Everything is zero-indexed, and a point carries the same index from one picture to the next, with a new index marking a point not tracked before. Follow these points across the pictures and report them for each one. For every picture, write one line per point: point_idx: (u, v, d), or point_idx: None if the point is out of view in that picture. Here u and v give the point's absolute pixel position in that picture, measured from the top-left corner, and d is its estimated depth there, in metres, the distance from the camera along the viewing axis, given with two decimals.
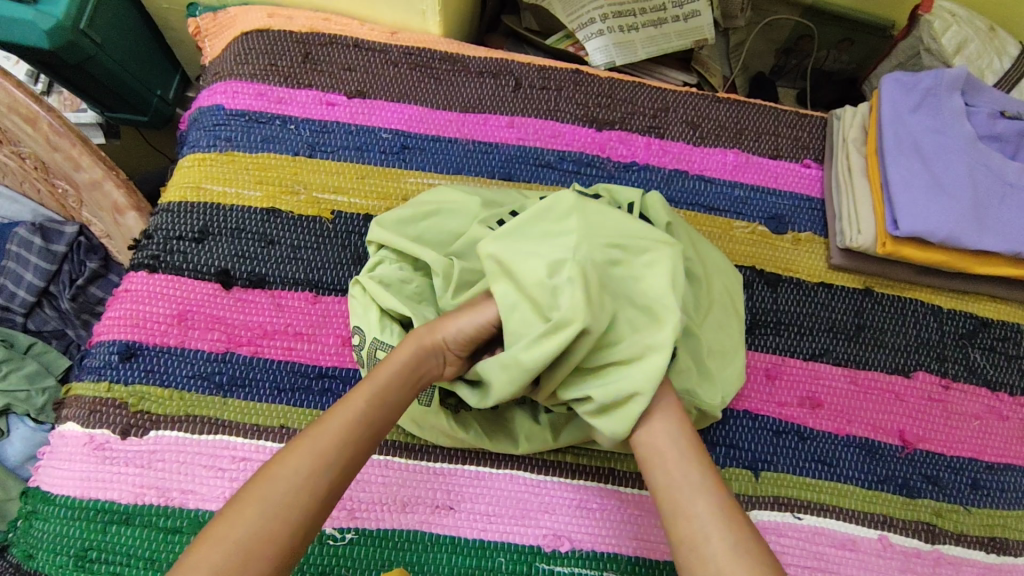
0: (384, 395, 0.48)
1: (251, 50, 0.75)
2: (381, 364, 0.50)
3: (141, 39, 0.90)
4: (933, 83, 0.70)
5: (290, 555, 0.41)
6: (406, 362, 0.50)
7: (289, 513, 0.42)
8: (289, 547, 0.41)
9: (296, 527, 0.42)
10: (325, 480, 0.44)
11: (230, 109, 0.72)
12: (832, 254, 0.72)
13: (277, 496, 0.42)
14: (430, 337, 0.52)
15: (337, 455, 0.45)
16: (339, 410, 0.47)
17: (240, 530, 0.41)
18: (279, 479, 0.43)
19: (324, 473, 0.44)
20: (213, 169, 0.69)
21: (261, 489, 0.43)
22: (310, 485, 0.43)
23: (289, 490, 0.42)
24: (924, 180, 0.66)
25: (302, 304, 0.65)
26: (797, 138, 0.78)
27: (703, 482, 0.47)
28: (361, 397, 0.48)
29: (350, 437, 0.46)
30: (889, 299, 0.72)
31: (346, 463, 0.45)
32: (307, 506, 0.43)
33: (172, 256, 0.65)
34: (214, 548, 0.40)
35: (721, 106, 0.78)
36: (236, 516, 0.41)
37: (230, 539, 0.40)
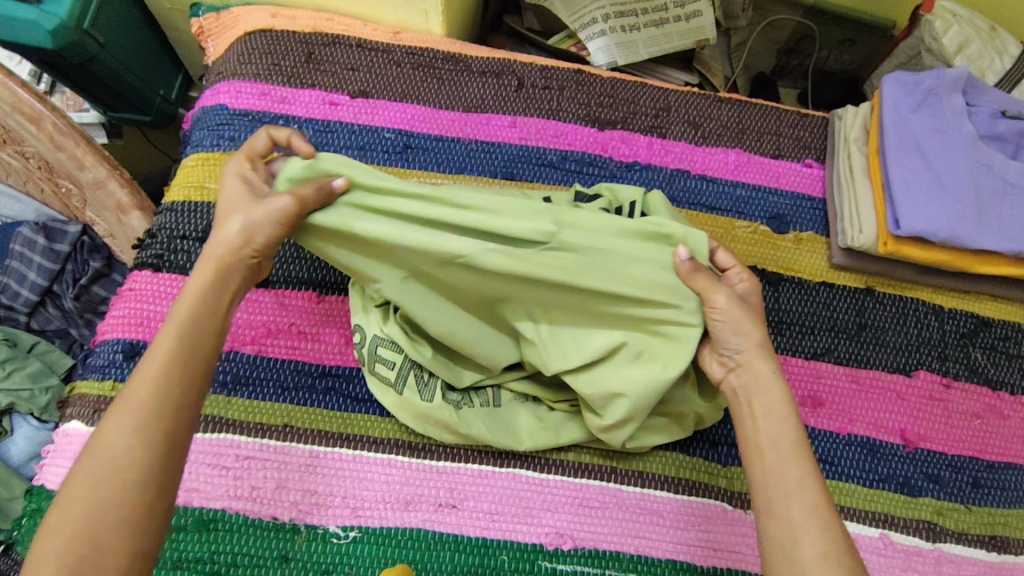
0: (190, 322, 0.48)
1: (254, 50, 0.75)
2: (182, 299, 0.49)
3: (143, 40, 0.90)
4: (935, 83, 0.70)
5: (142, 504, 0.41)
6: (205, 282, 0.50)
7: (119, 475, 0.41)
8: (139, 500, 0.41)
9: (138, 481, 0.42)
10: (155, 421, 0.44)
11: (233, 109, 0.72)
12: (833, 253, 0.72)
13: (106, 464, 0.42)
14: (223, 248, 0.51)
15: (152, 398, 0.44)
16: (149, 355, 0.46)
17: (78, 506, 0.41)
18: (100, 448, 0.42)
19: (142, 426, 0.43)
20: (217, 168, 0.69)
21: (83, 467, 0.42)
22: (140, 443, 0.43)
23: (119, 449, 0.42)
24: (926, 179, 0.66)
25: (305, 304, 0.65)
26: (798, 138, 0.78)
27: (806, 469, 0.46)
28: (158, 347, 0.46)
29: (161, 388, 0.45)
30: (890, 298, 0.72)
31: (170, 411, 0.44)
32: (141, 452, 0.43)
33: (175, 256, 0.65)
34: (55, 537, 0.40)
35: (723, 106, 0.79)
36: (74, 494, 0.41)
37: (73, 519, 0.40)
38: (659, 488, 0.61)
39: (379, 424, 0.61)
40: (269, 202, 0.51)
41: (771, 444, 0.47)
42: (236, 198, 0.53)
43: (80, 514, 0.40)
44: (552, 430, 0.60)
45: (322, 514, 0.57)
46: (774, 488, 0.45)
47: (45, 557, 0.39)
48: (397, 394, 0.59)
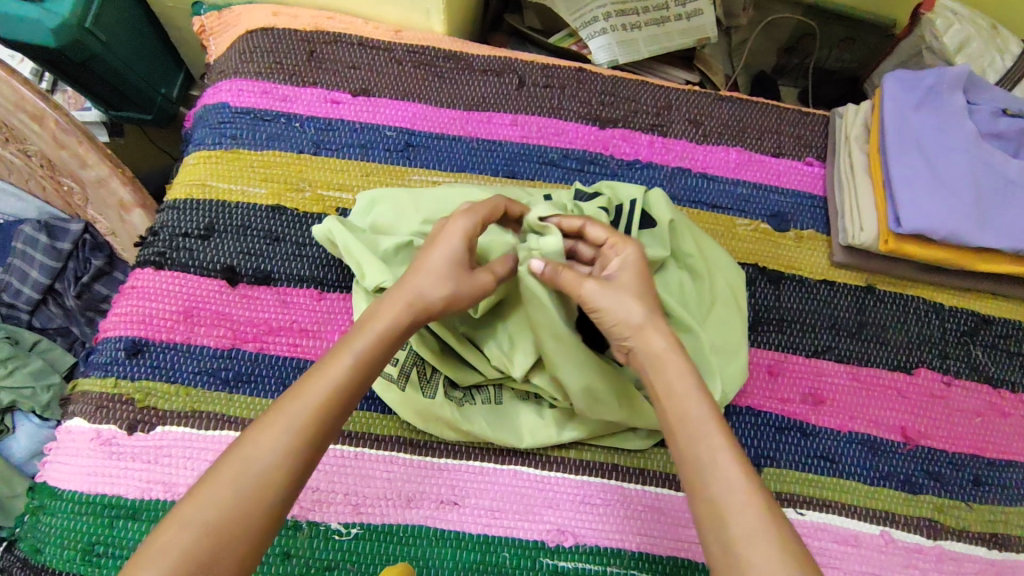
0: (371, 358, 0.46)
1: (255, 49, 0.75)
2: (374, 319, 0.48)
3: (145, 38, 0.90)
4: (936, 81, 0.70)
5: (260, 539, 0.40)
6: (391, 321, 0.48)
7: (251, 495, 0.40)
8: (261, 527, 0.40)
9: (268, 511, 0.40)
10: (299, 455, 0.42)
11: (235, 107, 0.72)
12: (833, 251, 0.72)
13: (247, 478, 0.40)
14: (409, 292, 0.49)
15: (304, 425, 0.43)
16: (319, 377, 0.45)
17: (204, 514, 0.39)
18: (241, 459, 0.41)
19: (288, 449, 0.42)
20: (218, 166, 0.69)
21: (219, 470, 0.40)
22: (282, 467, 0.41)
23: (261, 470, 0.41)
24: (926, 178, 0.66)
25: (307, 301, 0.65)
26: (799, 137, 0.78)
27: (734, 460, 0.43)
28: (336, 368, 0.45)
29: (320, 413, 0.43)
30: (891, 296, 0.72)
31: (316, 442, 0.43)
32: (280, 484, 0.41)
33: (178, 253, 0.65)
34: (169, 542, 0.37)
35: (724, 105, 0.79)
36: (205, 498, 0.39)
37: (196, 524, 0.38)
38: (660, 485, 0.61)
39: (380, 421, 0.61)
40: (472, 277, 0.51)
41: (693, 427, 0.45)
42: (454, 257, 0.51)
43: (203, 522, 0.38)
44: (553, 426, 0.60)
45: (324, 511, 0.57)
46: (704, 484, 0.43)
47: (159, 553, 0.37)
48: (399, 391, 0.59)
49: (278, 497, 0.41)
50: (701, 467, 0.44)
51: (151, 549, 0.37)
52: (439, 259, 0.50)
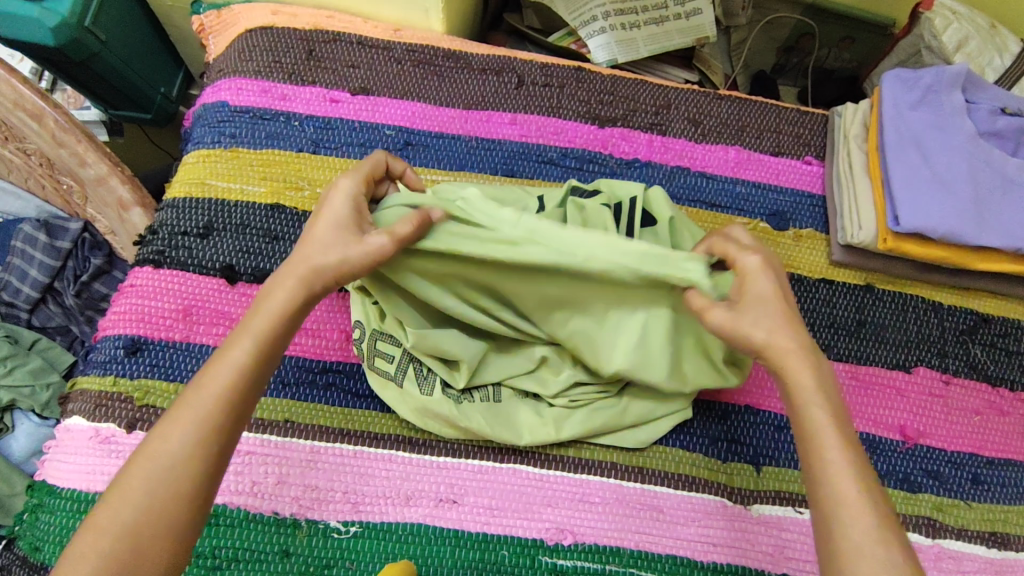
0: (268, 342, 0.47)
1: (255, 48, 0.75)
2: (263, 307, 0.48)
3: (144, 37, 0.90)
4: (934, 80, 0.70)
5: (179, 533, 0.41)
6: (285, 303, 0.48)
7: (159, 490, 0.41)
8: (178, 521, 0.41)
9: (186, 504, 0.42)
10: (207, 447, 0.43)
11: (234, 106, 0.72)
12: (832, 250, 0.72)
13: (155, 475, 0.42)
14: (304, 265, 0.48)
15: (208, 419, 0.44)
16: (218, 368, 0.45)
17: (117, 515, 0.41)
18: (146, 458, 0.42)
19: (189, 441, 0.43)
20: (218, 165, 0.69)
21: (129, 473, 0.42)
22: (184, 458, 0.42)
23: (167, 465, 0.42)
24: (925, 177, 0.66)
25: None
26: (798, 135, 0.78)
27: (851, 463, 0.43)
28: (232, 358, 0.46)
29: (220, 398, 0.44)
30: (890, 295, 0.72)
31: (217, 433, 0.44)
32: (191, 477, 0.42)
33: (177, 251, 0.65)
34: (89, 548, 0.40)
35: (722, 104, 0.79)
36: (117, 501, 0.41)
37: (109, 528, 0.40)
38: (658, 483, 0.61)
39: (379, 420, 0.61)
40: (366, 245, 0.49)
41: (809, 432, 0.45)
42: (341, 225, 0.49)
43: (114, 524, 0.40)
44: (551, 424, 0.60)
45: (323, 509, 0.57)
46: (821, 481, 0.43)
47: (83, 558, 0.39)
48: (398, 387, 0.60)
49: (191, 490, 0.42)
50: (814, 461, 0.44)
51: (73, 553, 0.40)
52: (331, 229, 0.49)
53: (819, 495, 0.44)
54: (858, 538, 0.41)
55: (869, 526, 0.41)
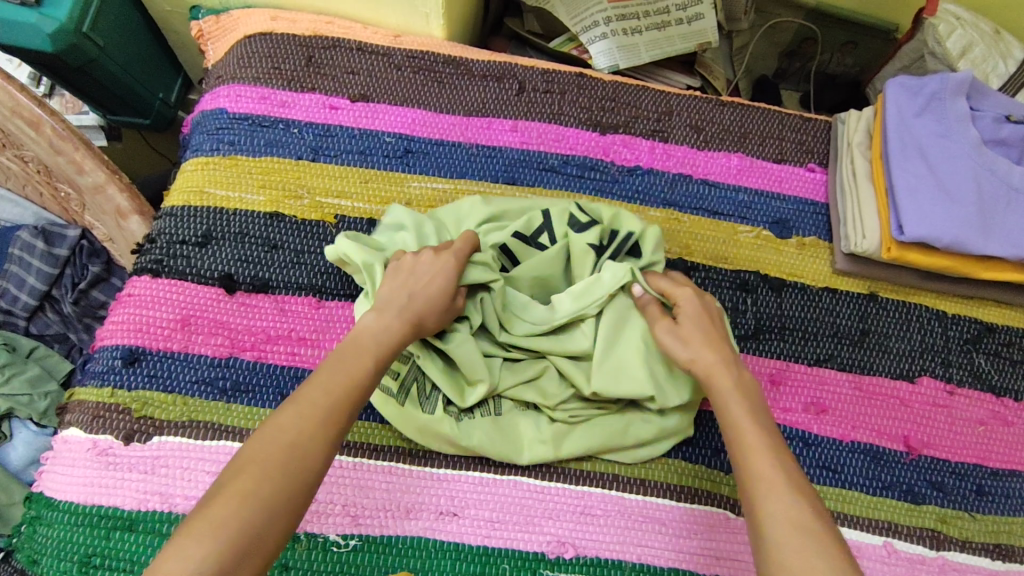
0: (378, 365, 0.51)
1: (254, 54, 0.74)
2: (373, 332, 0.53)
3: (143, 42, 0.89)
4: (939, 87, 0.68)
5: (285, 531, 0.43)
6: (396, 334, 0.53)
7: (277, 491, 0.43)
8: (288, 519, 0.43)
9: (297, 503, 0.44)
10: (320, 455, 0.46)
11: (233, 113, 0.71)
12: (835, 259, 0.72)
13: (283, 476, 0.44)
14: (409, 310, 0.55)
15: (322, 426, 0.46)
16: (335, 379, 0.49)
17: (242, 507, 0.42)
18: (277, 455, 0.44)
19: (317, 448, 0.45)
20: (216, 173, 0.69)
21: (257, 464, 0.44)
22: (310, 464, 0.45)
23: (288, 462, 0.44)
24: (929, 185, 0.65)
25: (305, 309, 0.65)
26: (802, 142, 0.77)
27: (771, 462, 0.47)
28: (350, 376, 0.49)
29: (341, 416, 0.47)
30: (893, 304, 0.72)
31: (330, 442, 0.46)
32: (306, 480, 0.45)
33: (175, 260, 0.65)
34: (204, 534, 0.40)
35: (725, 110, 0.78)
36: (241, 490, 0.42)
37: (229, 515, 0.41)
38: (661, 495, 0.61)
39: (379, 431, 0.61)
40: (454, 305, 0.58)
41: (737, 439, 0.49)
42: (442, 285, 0.57)
43: (241, 511, 0.42)
44: (554, 436, 0.60)
45: (322, 522, 0.57)
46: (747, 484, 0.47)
47: (196, 542, 0.40)
48: (399, 406, 0.59)
49: (304, 492, 0.44)
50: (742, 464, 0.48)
51: (187, 537, 0.40)
52: (434, 287, 0.56)
53: (751, 501, 0.46)
54: (775, 530, 0.44)
55: (794, 529, 0.43)
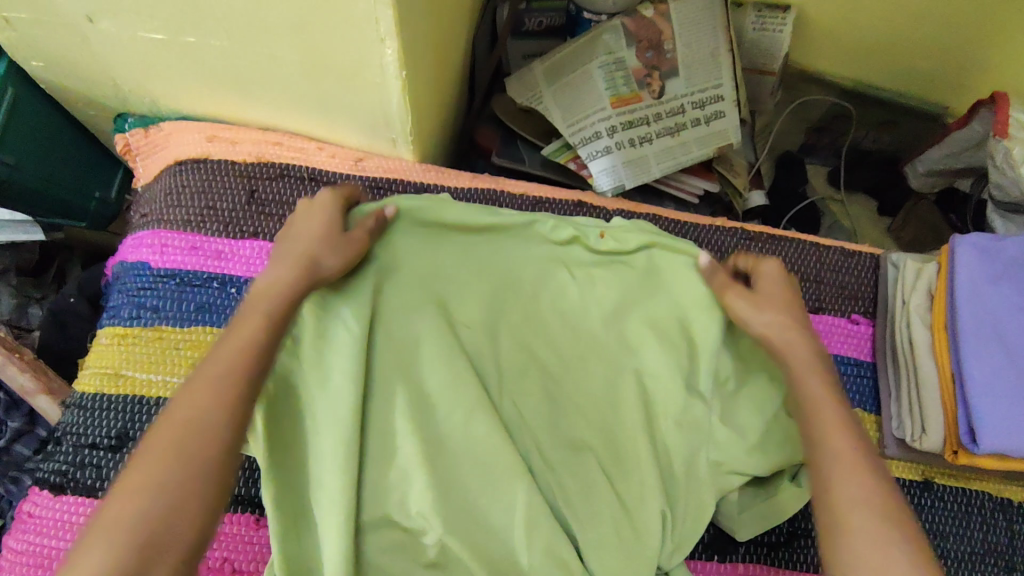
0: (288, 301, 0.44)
1: (184, 188, 0.62)
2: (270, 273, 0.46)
3: (71, 145, 0.75)
4: (1019, 251, 0.56)
5: (219, 491, 0.36)
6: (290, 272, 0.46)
7: (194, 450, 0.36)
8: (219, 471, 0.37)
9: (225, 446, 0.37)
10: (242, 403, 0.39)
11: (157, 268, 0.59)
12: (884, 442, 0.59)
13: (181, 446, 0.36)
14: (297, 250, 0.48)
15: (230, 374, 0.40)
16: (241, 327, 0.42)
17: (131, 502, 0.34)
18: (168, 435, 0.37)
19: (226, 390, 0.39)
20: (135, 351, 0.57)
21: (138, 457, 0.36)
22: (219, 402, 0.38)
23: (197, 413, 0.38)
24: (1010, 376, 0.53)
25: (241, 532, 0.53)
26: (842, 286, 0.65)
27: (857, 445, 0.41)
28: (251, 317, 0.43)
29: (242, 364, 0.40)
30: (951, 492, 0.61)
31: (248, 387, 0.40)
32: (227, 430, 0.38)
33: (83, 472, 0.53)
34: (94, 550, 0.33)
35: (750, 246, 0.66)
36: (150, 458, 0.36)
37: (148, 487, 0.35)
38: None
39: None
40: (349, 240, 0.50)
41: (819, 412, 0.43)
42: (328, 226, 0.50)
43: (153, 481, 0.35)
44: None
45: None
46: (819, 458, 0.41)
47: (106, 530, 0.33)
48: None
49: (228, 437, 0.38)
50: (818, 433, 0.42)
51: (102, 525, 0.34)
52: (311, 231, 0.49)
53: (823, 488, 0.40)
54: (858, 519, 0.38)
55: (879, 520, 0.38)
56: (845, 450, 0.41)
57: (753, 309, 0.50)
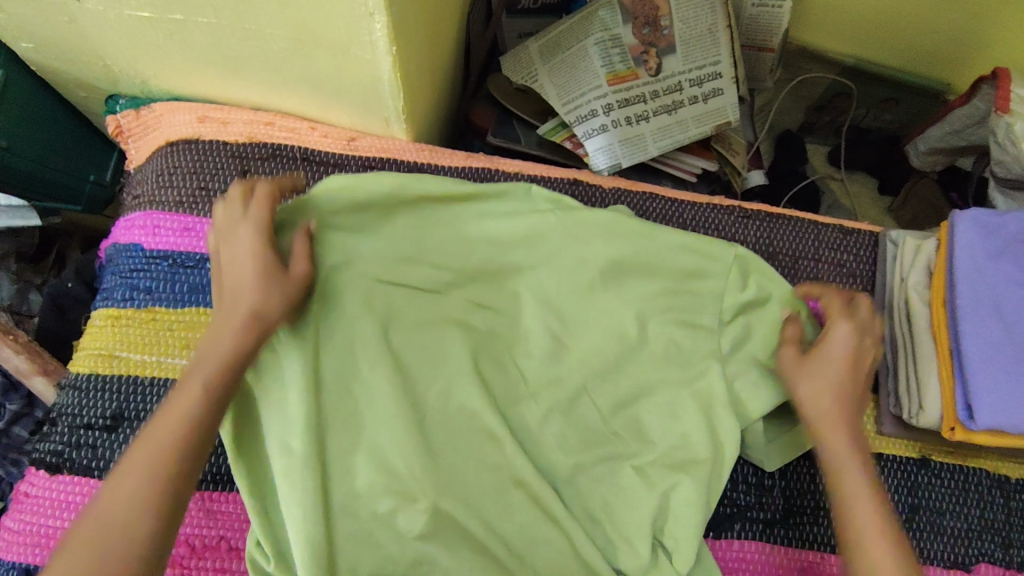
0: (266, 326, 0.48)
1: (176, 170, 0.61)
2: (237, 269, 0.49)
3: (64, 127, 0.75)
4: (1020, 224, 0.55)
5: (176, 509, 0.42)
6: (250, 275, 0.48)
7: (155, 470, 0.42)
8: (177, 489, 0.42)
9: (177, 467, 0.43)
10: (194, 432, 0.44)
11: (150, 250, 0.59)
12: (881, 419, 0.59)
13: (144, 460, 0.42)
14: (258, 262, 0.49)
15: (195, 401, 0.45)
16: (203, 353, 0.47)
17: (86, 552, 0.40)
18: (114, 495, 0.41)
19: (183, 413, 0.44)
20: (129, 332, 0.56)
21: (95, 508, 0.41)
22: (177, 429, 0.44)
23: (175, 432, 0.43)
24: (1008, 355, 0.53)
25: (236, 510, 0.53)
26: (839, 263, 0.65)
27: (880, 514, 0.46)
28: (220, 345, 0.47)
29: (204, 390, 0.45)
30: (948, 470, 0.60)
31: (205, 416, 0.45)
32: (183, 455, 0.43)
33: (78, 452, 0.53)
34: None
35: (748, 224, 0.65)
36: (128, 474, 0.42)
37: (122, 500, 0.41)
38: None
39: None
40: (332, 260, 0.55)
41: (845, 491, 0.47)
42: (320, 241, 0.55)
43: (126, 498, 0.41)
44: None
45: None
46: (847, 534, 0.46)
47: (84, 534, 0.40)
48: None
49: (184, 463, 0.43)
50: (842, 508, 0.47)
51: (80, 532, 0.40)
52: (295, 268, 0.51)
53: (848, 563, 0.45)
54: None
55: None
56: (868, 526, 0.46)
57: (811, 372, 0.52)
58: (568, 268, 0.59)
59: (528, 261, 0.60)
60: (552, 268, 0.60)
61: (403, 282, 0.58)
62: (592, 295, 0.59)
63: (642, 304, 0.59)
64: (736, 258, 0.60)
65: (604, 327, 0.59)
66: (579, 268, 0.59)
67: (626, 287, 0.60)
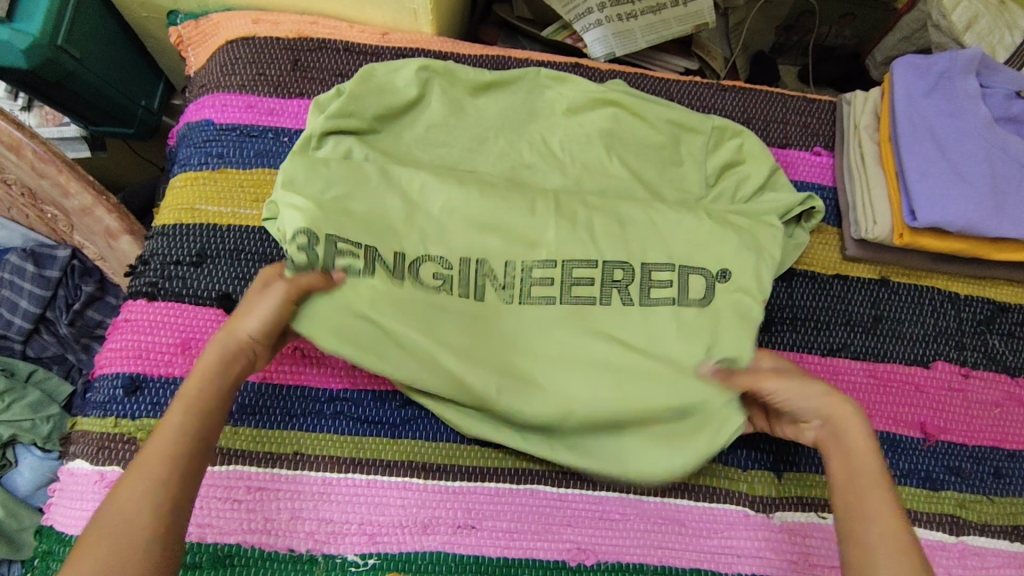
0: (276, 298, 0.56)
1: (236, 60, 0.71)
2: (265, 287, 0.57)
3: (122, 51, 0.86)
4: (948, 65, 0.68)
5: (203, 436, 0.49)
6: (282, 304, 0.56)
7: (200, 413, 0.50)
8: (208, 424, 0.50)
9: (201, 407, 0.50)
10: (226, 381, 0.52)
11: (219, 124, 0.69)
12: (845, 245, 0.70)
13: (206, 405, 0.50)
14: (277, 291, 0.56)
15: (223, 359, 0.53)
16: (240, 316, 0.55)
17: (123, 513, 0.45)
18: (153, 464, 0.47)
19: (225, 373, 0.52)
20: (208, 189, 0.67)
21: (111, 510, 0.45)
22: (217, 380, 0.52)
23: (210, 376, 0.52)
24: (941, 166, 0.65)
25: None
26: (805, 125, 0.75)
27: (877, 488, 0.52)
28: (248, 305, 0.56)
29: (231, 346, 0.53)
30: (905, 288, 0.70)
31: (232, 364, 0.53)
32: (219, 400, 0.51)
33: (170, 282, 0.63)
34: (95, 551, 0.43)
35: (726, 95, 0.76)
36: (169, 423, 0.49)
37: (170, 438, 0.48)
38: (678, 495, 0.62)
39: (390, 447, 0.61)
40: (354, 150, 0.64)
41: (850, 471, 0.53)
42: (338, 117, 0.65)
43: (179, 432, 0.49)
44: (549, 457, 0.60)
45: (339, 543, 0.57)
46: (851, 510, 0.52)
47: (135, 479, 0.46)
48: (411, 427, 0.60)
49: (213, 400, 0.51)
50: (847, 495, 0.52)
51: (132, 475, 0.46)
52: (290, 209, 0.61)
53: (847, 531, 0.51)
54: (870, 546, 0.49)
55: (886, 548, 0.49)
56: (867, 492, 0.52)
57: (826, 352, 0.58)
58: (579, 128, 0.70)
59: (544, 123, 0.70)
60: (564, 126, 0.70)
61: (440, 137, 0.68)
62: (603, 149, 0.69)
63: (642, 155, 0.70)
64: (713, 128, 0.71)
65: (613, 169, 0.69)
66: (586, 129, 0.70)
67: (628, 142, 0.70)
